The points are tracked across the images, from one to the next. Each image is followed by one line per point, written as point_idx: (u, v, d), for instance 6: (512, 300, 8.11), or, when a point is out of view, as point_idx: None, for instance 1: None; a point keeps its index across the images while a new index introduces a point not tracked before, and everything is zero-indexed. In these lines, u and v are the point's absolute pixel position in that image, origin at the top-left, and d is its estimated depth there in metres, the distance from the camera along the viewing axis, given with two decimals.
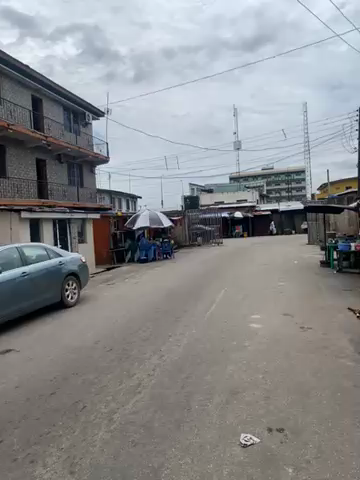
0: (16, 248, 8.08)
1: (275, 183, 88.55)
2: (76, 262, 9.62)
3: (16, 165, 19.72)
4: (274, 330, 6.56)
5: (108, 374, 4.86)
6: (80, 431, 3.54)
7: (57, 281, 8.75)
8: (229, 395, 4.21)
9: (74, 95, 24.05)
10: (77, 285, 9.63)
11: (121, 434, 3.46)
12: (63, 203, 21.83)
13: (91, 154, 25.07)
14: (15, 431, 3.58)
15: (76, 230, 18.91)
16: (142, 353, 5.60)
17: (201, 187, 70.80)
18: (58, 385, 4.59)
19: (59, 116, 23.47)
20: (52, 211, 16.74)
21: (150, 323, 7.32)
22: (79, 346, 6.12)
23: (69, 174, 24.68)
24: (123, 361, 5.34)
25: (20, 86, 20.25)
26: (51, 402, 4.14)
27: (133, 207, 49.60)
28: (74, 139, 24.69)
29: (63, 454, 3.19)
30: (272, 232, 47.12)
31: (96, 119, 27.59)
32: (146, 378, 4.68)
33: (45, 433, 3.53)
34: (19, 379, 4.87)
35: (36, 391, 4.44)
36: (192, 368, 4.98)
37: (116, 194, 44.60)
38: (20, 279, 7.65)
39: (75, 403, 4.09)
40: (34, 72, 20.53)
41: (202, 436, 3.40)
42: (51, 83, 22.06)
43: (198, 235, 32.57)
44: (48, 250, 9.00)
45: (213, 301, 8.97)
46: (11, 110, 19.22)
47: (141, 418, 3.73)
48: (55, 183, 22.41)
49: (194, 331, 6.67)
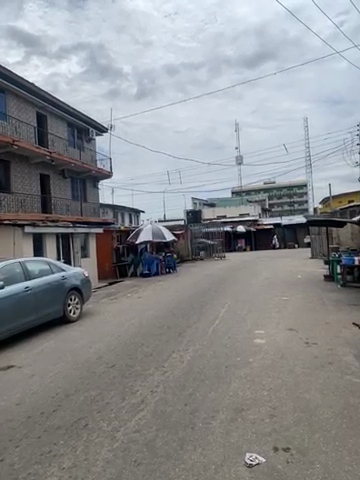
0: (19, 262, 8.11)
1: (277, 198, 88.98)
2: (79, 276, 9.62)
3: (21, 180, 19.93)
4: (278, 346, 6.50)
5: (110, 391, 4.80)
6: (82, 449, 3.47)
7: (60, 296, 8.74)
8: (233, 412, 4.14)
9: (79, 111, 24.46)
10: (80, 299, 9.61)
11: (123, 454, 3.40)
12: (66, 218, 21.99)
13: (95, 170, 25.34)
14: (16, 450, 3.52)
15: (79, 244, 18.96)
16: (145, 370, 5.53)
17: (203, 201, 71.09)
18: (60, 402, 4.53)
19: (63, 132, 23.80)
20: (55, 225, 16.81)
21: (153, 338, 7.26)
22: (82, 362, 6.07)
23: (73, 189, 24.90)
24: (126, 377, 5.28)
25: (25, 103, 20.60)
26: (53, 420, 4.07)
27: (136, 221, 49.97)
28: (78, 155, 24.96)
29: (64, 474, 3.12)
30: (275, 246, 47.08)
31: (99, 134, 27.98)
32: (149, 395, 4.61)
33: (46, 452, 3.46)
34: (20, 395, 4.82)
35: (37, 409, 4.38)
36: (196, 385, 4.92)
37: (118, 208, 44.77)
38: (23, 294, 7.64)
39: (77, 421, 4.03)
40: (39, 89, 20.90)
41: (207, 456, 3.32)
42: (56, 100, 22.44)
43: (200, 249, 32.71)
44: (51, 265, 9.00)
45: (216, 316, 8.90)
46: (16, 126, 19.51)
47: (144, 437, 3.66)
48: (58, 198, 22.59)
49: (197, 346, 6.60)
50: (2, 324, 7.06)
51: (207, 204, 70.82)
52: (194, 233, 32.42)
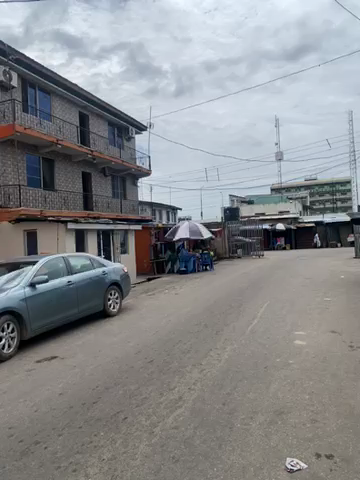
0: (62, 257, 8.39)
1: (319, 195, 85.95)
2: (118, 272, 9.82)
3: (65, 179, 20.63)
4: (320, 349, 6.25)
5: (148, 386, 4.85)
6: (121, 442, 3.52)
7: (101, 291, 8.97)
8: (273, 415, 4.02)
9: (119, 110, 24.98)
10: (119, 295, 9.80)
11: (161, 449, 3.41)
12: (107, 215, 22.56)
13: (134, 168, 25.80)
14: (58, 439, 3.63)
15: (118, 240, 19.38)
16: (182, 367, 5.53)
17: (241, 198, 70.12)
18: (100, 394, 4.64)
19: (103, 131, 24.39)
20: (96, 222, 17.29)
21: (190, 336, 7.25)
22: (121, 356, 6.17)
23: (113, 186, 25.48)
24: (163, 373, 5.30)
25: (68, 103, 21.24)
26: (94, 412, 4.17)
27: (173, 219, 50.46)
28: (118, 153, 25.53)
29: (104, 465, 3.18)
30: (317, 245, 45.43)
31: (139, 133, 28.46)
32: (187, 392, 4.61)
33: (87, 442, 3.55)
34: (63, 385, 4.99)
35: (78, 400, 4.51)
36: (234, 384, 4.85)
37: (156, 206, 45.21)
38: (66, 288, 7.90)
39: (116, 414, 4.10)
40: (81, 89, 21.50)
41: (245, 458, 3.26)
42: (97, 100, 23.05)
43: (238, 246, 32.29)
44: (92, 260, 9.25)
45: (255, 316, 8.72)
46: (59, 126, 20.16)
47: (181, 434, 3.66)
48: (99, 196, 23.21)
49: (235, 346, 6.50)
50: (46, 316, 7.33)
51: (245, 201, 69.77)
52: (232, 230, 32.06)
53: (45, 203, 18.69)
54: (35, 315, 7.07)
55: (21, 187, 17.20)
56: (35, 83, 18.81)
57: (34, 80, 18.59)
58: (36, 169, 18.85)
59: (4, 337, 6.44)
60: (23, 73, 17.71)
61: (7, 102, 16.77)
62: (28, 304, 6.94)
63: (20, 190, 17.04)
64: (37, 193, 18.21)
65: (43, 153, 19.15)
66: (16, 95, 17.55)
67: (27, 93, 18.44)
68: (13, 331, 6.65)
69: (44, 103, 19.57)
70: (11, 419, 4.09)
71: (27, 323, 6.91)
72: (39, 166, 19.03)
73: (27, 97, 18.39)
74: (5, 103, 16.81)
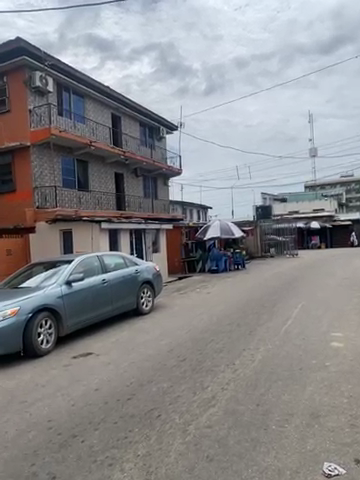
0: (97, 256, 8.59)
1: (356, 191, 82.69)
2: (151, 270, 9.93)
3: (98, 180, 21.11)
4: (359, 351, 6.01)
5: (181, 384, 4.87)
6: (156, 439, 3.55)
7: (134, 289, 9.11)
8: (309, 417, 3.92)
9: (150, 111, 25.25)
10: (151, 293, 9.91)
11: (195, 448, 3.41)
12: (139, 215, 22.85)
13: (165, 167, 25.99)
14: (95, 433, 3.72)
15: (150, 239, 19.61)
16: (215, 366, 5.51)
17: (274, 196, 68.76)
18: (134, 391, 4.70)
19: (135, 132, 24.74)
20: (129, 222, 17.59)
21: (223, 335, 7.21)
22: (154, 354, 6.24)
23: (145, 186, 25.79)
24: (196, 371, 5.30)
25: (101, 106, 21.70)
26: (128, 408, 4.24)
27: (204, 218, 50.33)
28: (149, 153, 25.79)
29: (139, 461, 3.22)
30: (354, 244, 43.66)
31: (169, 133, 28.63)
32: (220, 392, 4.58)
33: (122, 438, 3.61)
34: (98, 381, 5.11)
35: (113, 395, 4.60)
36: (268, 385, 4.77)
37: (187, 205, 45.28)
38: (100, 286, 8.08)
39: (150, 411, 4.14)
40: (114, 92, 21.91)
41: (281, 460, 3.19)
42: (129, 101, 23.41)
43: (270, 246, 31.76)
44: (126, 258, 9.41)
45: (289, 316, 8.52)
46: (93, 128, 20.63)
47: (215, 433, 3.64)
48: (131, 196, 23.54)
49: (269, 346, 6.39)
50: (81, 313, 7.53)
51: (278, 199, 68.32)
52: (264, 229, 31.57)
53: (80, 203, 19.18)
54: (71, 312, 7.28)
55: (57, 188, 17.73)
56: (69, 87, 19.35)
57: (68, 84, 19.13)
58: (71, 170, 19.36)
59: (42, 333, 6.67)
60: (58, 78, 18.27)
61: (44, 106, 17.33)
62: (65, 302, 7.16)
63: (56, 191, 17.57)
64: (72, 194, 18.73)
65: (77, 155, 19.64)
66: (51, 99, 18.12)
67: (62, 97, 18.99)
68: (50, 327, 6.87)
69: (78, 106, 20.09)
70: (49, 412, 4.23)
71: (64, 319, 7.12)
72: (74, 168, 19.52)
73: (62, 101, 18.95)
74: (42, 107, 17.38)
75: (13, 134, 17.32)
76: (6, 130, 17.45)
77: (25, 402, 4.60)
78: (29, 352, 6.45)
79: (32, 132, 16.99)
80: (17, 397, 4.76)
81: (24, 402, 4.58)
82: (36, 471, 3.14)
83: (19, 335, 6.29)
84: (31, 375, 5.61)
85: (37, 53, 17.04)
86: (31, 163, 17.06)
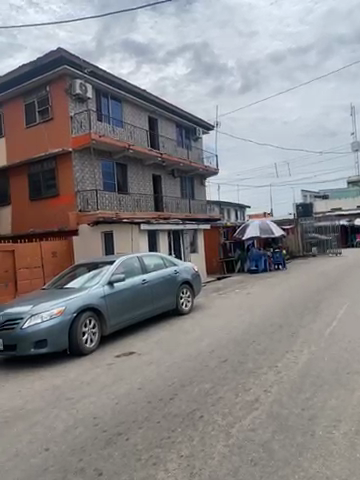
0: (136, 256, 8.74)
1: None
2: (189, 270, 9.96)
3: (137, 182, 21.49)
4: None
5: (223, 385, 4.83)
6: (199, 441, 3.54)
7: (173, 290, 9.18)
8: (359, 424, 3.73)
9: (186, 112, 25.35)
10: (191, 293, 9.94)
11: (239, 451, 3.36)
12: (176, 216, 23.01)
13: (202, 167, 25.97)
14: (139, 432, 3.78)
15: (188, 239, 19.70)
16: (258, 368, 5.41)
17: (315, 193, 66.50)
18: (176, 391, 4.72)
19: (172, 134, 24.94)
20: (167, 222, 17.77)
21: (264, 336, 7.08)
22: (195, 354, 6.24)
23: (182, 187, 25.93)
24: (237, 373, 5.24)
25: (138, 109, 22.08)
26: (171, 408, 4.27)
27: (242, 217, 49.71)
28: (186, 154, 25.90)
29: (182, 462, 3.23)
30: None
31: (205, 132, 28.60)
32: (263, 395, 4.49)
33: (165, 438, 3.64)
34: (141, 380, 5.20)
35: (155, 395, 4.66)
36: (313, 389, 4.61)
37: (224, 204, 44.89)
38: (141, 287, 8.21)
39: (193, 412, 4.14)
40: (150, 95, 22.21)
41: (330, 469, 3.06)
42: (165, 103, 23.65)
43: (312, 244, 30.74)
44: (165, 259, 9.49)
45: (334, 318, 8.20)
46: (131, 131, 21.03)
47: (259, 437, 3.57)
48: (169, 197, 23.74)
49: (313, 348, 6.18)
50: (123, 313, 7.70)
51: (319, 196, 65.98)
52: (305, 228, 30.86)
53: (119, 206, 19.63)
54: (113, 312, 7.46)
55: (98, 192, 18.26)
56: (108, 93, 19.89)
57: (106, 90, 19.68)
58: (111, 173, 19.86)
59: (86, 332, 6.88)
60: (97, 84, 18.82)
61: (84, 112, 17.93)
62: (107, 302, 7.36)
63: (97, 195, 18.10)
64: (112, 197, 19.21)
65: (116, 159, 20.12)
66: (91, 106, 18.71)
67: (101, 103, 19.55)
68: (94, 326, 7.07)
69: (116, 110, 20.58)
70: (95, 409, 4.36)
71: (107, 319, 7.31)
72: (113, 171, 20.00)
73: (100, 106, 19.52)
74: (82, 114, 17.99)
75: (55, 141, 17.99)
76: (50, 137, 18.13)
77: (72, 398, 4.77)
78: (75, 350, 6.67)
79: (73, 139, 17.60)
80: (64, 393, 4.95)
81: (71, 399, 4.76)
82: (83, 467, 3.24)
83: (65, 334, 6.54)
84: (77, 372, 5.81)
85: (77, 62, 17.67)
86: (73, 168, 17.69)
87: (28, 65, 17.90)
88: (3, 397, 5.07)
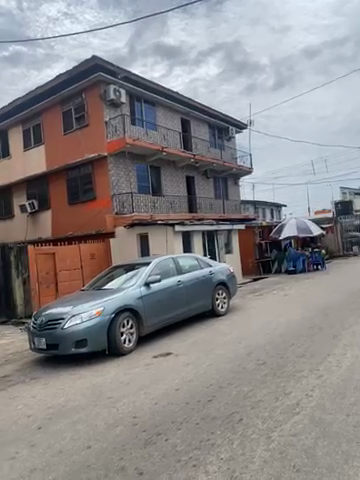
0: (172, 258, 8.78)
1: None
2: (225, 271, 9.87)
3: (170, 184, 21.64)
4: None
5: (262, 388, 4.73)
6: (238, 444, 3.49)
7: (209, 291, 9.13)
8: None
9: (218, 112, 25.22)
10: (227, 294, 9.84)
11: (280, 456, 3.27)
12: (210, 217, 22.93)
13: (235, 167, 25.71)
14: (178, 433, 3.79)
15: (222, 240, 19.58)
16: (298, 371, 5.25)
17: (354, 190, 63.81)
18: (214, 393, 4.68)
19: (204, 135, 24.89)
20: (201, 223, 17.76)
21: (304, 339, 6.86)
22: (232, 356, 6.17)
23: (215, 187, 25.81)
24: (277, 376, 5.12)
25: (171, 111, 22.23)
26: (209, 410, 4.24)
27: (278, 216, 48.70)
28: (219, 154, 25.74)
29: (222, 465, 3.19)
30: None
31: (238, 132, 28.30)
32: (304, 399, 4.35)
33: (204, 440, 3.61)
34: (178, 381, 5.20)
35: (193, 396, 4.65)
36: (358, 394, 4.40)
37: (259, 203, 44.12)
38: (176, 288, 8.25)
39: (232, 414, 4.09)
40: (182, 96, 22.31)
41: None
42: (197, 104, 23.66)
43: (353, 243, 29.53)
44: (199, 260, 9.46)
45: None
46: (164, 134, 21.21)
47: (301, 442, 3.46)
48: (202, 198, 23.71)
49: (356, 352, 5.90)
50: (160, 314, 7.77)
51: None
52: (345, 226, 29.67)
53: (154, 208, 19.84)
54: (150, 313, 7.54)
55: (133, 195, 18.57)
56: (141, 97, 20.19)
57: (139, 94, 20.00)
58: (145, 176, 20.12)
59: (124, 332, 7.00)
60: (130, 89, 19.16)
61: (118, 117, 18.32)
62: (144, 302, 7.45)
63: (132, 198, 18.42)
64: (146, 199, 19.46)
65: (150, 162, 20.37)
66: (125, 110, 19.09)
67: (134, 107, 19.88)
68: (132, 327, 7.18)
69: (149, 114, 20.84)
70: (134, 409, 4.42)
71: (144, 320, 7.40)
72: (147, 174, 20.25)
73: (134, 110, 19.84)
74: (116, 119, 18.39)
75: (91, 146, 18.48)
76: (86, 143, 18.65)
77: (112, 398, 4.86)
78: (113, 350, 6.80)
79: (108, 143, 18.02)
80: (104, 392, 5.06)
81: (111, 398, 4.86)
82: (124, 466, 3.28)
83: (104, 334, 6.69)
84: (116, 372, 5.92)
85: (111, 68, 18.09)
86: (109, 172, 18.11)
87: (65, 74, 18.55)
88: (46, 395, 5.27)
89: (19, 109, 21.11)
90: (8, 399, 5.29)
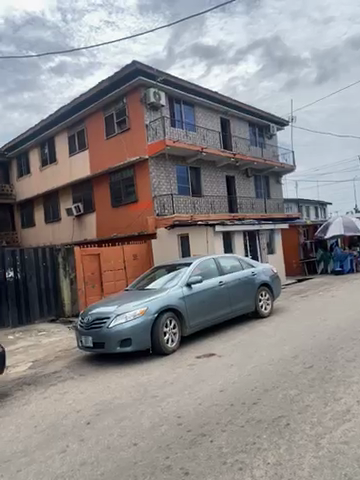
0: (213, 258, 8.74)
1: None
2: (268, 272, 9.67)
3: (210, 184, 21.58)
4: None
5: (310, 393, 4.57)
6: (285, 449, 3.39)
7: (251, 292, 8.99)
8: None
9: (258, 109, 24.81)
10: (270, 295, 9.63)
11: (331, 464, 3.14)
12: (251, 216, 22.58)
13: (277, 165, 25.12)
14: (223, 434, 3.76)
15: (264, 239, 19.19)
16: (348, 376, 5.02)
17: None
18: (259, 396, 4.60)
19: (244, 133, 24.55)
20: (242, 223, 17.54)
21: (353, 342, 6.54)
22: (277, 359, 6.02)
23: (256, 186, 25.38)
24: (325, 380, 4.92)
25: (210, 111, 22.19)
26: (254, 413, 4.17)
27: (323, 215, 46.92)
28: (260, 152, 25.31)
29: (269, 469, 3.12)
30: None
31: (280, 129, 27.65)
32: (356, 406, 4.14)
33: (250, 443, 3.56)
34: (222, 382, 5.16)
35: (237, 398, 4.59)
36: None
37: (303, 202, 42.67)
38: (218, 289, 8.20)
39: (278, 418, 3.99)
40: (221, 96, 22.20)
41: None
42: (237, 103, 23.39)
43: None
44: (241, 261, 9.33)
45: None
46: (203, 134, 21.19)
47: (353, 450, 3.30)
48: (243, 197, 23.41)
49: None
50: (202, 315, 7.76)
51: None
52: None
53: (194, 209, 19.89)
54: (192, 314, 7.56)
55: (173, 196, 18.73)
56: (180, 98, 20.35)
57: (179, 96, 20.15)
58: (185, 177, 20.21)
59: (167, 332, 7.07)
60: (169, 91, 19.37)
61: (158, 120, 18.56)
62: (186, 303, 7.48)
63: (172, 199, 18.58)
64: (186, 200, 19.55)
65: (190, 163, 20.43)
66: (164, 113, 19.31)
67: (174, 109, 20.06)
68: (174, 327, 7.24)
69: (188, 115, 20.94)
70: (178, 409, 4.45)
71: (186, 320, 7.43)
72: (187, 175, 20.33)
73: (173, 112, 20.03)
74: (156, 121, 18.65)
75: (132, 149, 18.89)
76: (128, 146, 19.07)
77: (157, 397, 4.93)
78: (157, 349, 6.89)
79: (149, 146, 18.29)
80: (149, 391, 5.14)
81: (155, 397, 4.93)
82: (170, 465, 3.31)
83: (148, 333, 6.80)
84: (160, 371, 6.00)
85: (151, 72, 18.38)
86: (150, 174, 18.39)
87: (107, 81, 19.11)
88: (93, 391, 5.44)
89: (64, 116, 22.02)
90: (58, 394, 5.53)
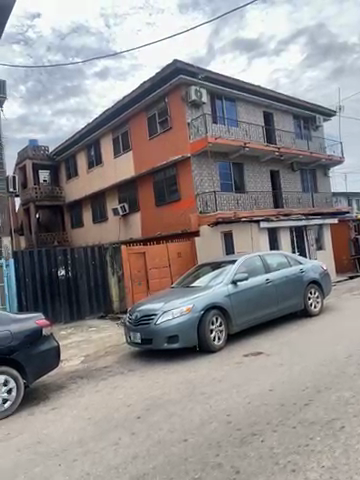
0: (258, 255, 8.58)
1: None
2: (317, 269, 9.31)
3: (254, 180, 21.20)
4: None
5: None
6: (341, 453, 3.25)
7: (300, 290, 8.72)
8: None
9: (303, 101, 23.97)
10: (320, 293, 9.27)
11: None
12: (298, 211, 21.86)
13: (324, 157, 24.11)
14: (274, 435, 3.68)
15: (312, 236, 18.53)
16: None
17: None
18: (311, 397, 4.45)
19: (289, 126, 23.84)
20: (288, 219, 17.05)
21: None
22: (329, 359, 5.79)
23: (303, 181, 24.54)
24: None
25: (252, 105, 21.77)
26: (306, 414, 4.04)
27: None
28: (306, 145, 24.43)
29: (324, 473, 3.01)
30: None
31: (327, 119, 26.51)
32: None
33: (303, 445, 3.45)
34: (271, 382, 5.06)
35: (288, 398, 4.47)
36: None
37: (353, 196, 40.65)
38: (264, 286, 8.03)
39: (332, 421, 3.83)
40: (264, 89, 21.71)
41: None
42: (280, 95, 22.76)
43: None
44: (288, 257, 9.07)
45: None
46: (246, 129, 20.84)
47: None
48: (289, 192, 22.76)
49: None
50: (248, 313, 7.65)
51: None
52: None
53: (238, 205, 19.65)
54: (238, 312, 7.47)
55: (216, 194, 18.62)
56: (221, 95, 20.17)
57: (220, 92, 19.99)
58: (228, 174, 20.02)
59: (214, 329, 7.05)
60: (211, 88, 19.26)
61: (200, 117, 18.49)
62: (232, 301, 7.41)
63: (215, 196, 18.48)
64: (229, 197, 19.37)
65: (233, 159, 20.20)
66: (206, 110, 19.23)
67: (215, 106, 19.94)
68: (220, 324, 7.20)
69: (230, 111, 20.70)
70: (227, 407, 4.42)
71: (232, 318, 7.37)
72: (230, 172, 20.12)
73: (215, 109, 19.90)
74: (198, 119, 18.52)
75: (174, 148, 19.04)
76: (170, 146, 19.25)
77: (205, 394, 4.93)
78: (203, 347, 6.91)
79: (191, 144, 18.31)
80: (198, 388, 5.16)
81: (204, 394, 4.93)
82: (220, 462, 3.30)
83: (194, 330, 6.82)
84: (208, 369, 6.00)
85: (192, 70, 18.37)
86: (192, 172, 18.40)
87: (148, 82, 19.41)
88: (143, 386, 5.56)
89: (108, 119, 22.66)
90: (109, 388, 5.71)
